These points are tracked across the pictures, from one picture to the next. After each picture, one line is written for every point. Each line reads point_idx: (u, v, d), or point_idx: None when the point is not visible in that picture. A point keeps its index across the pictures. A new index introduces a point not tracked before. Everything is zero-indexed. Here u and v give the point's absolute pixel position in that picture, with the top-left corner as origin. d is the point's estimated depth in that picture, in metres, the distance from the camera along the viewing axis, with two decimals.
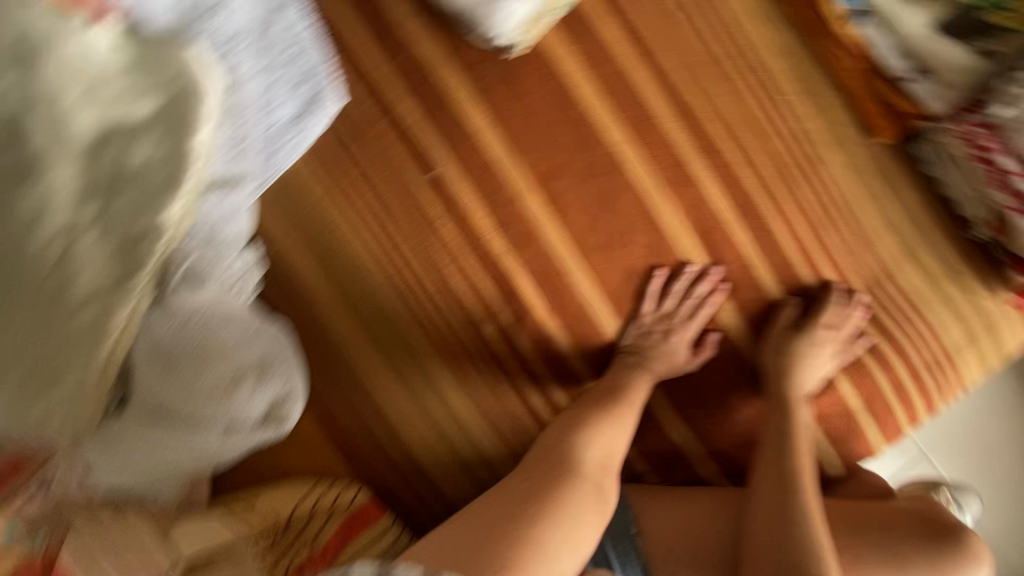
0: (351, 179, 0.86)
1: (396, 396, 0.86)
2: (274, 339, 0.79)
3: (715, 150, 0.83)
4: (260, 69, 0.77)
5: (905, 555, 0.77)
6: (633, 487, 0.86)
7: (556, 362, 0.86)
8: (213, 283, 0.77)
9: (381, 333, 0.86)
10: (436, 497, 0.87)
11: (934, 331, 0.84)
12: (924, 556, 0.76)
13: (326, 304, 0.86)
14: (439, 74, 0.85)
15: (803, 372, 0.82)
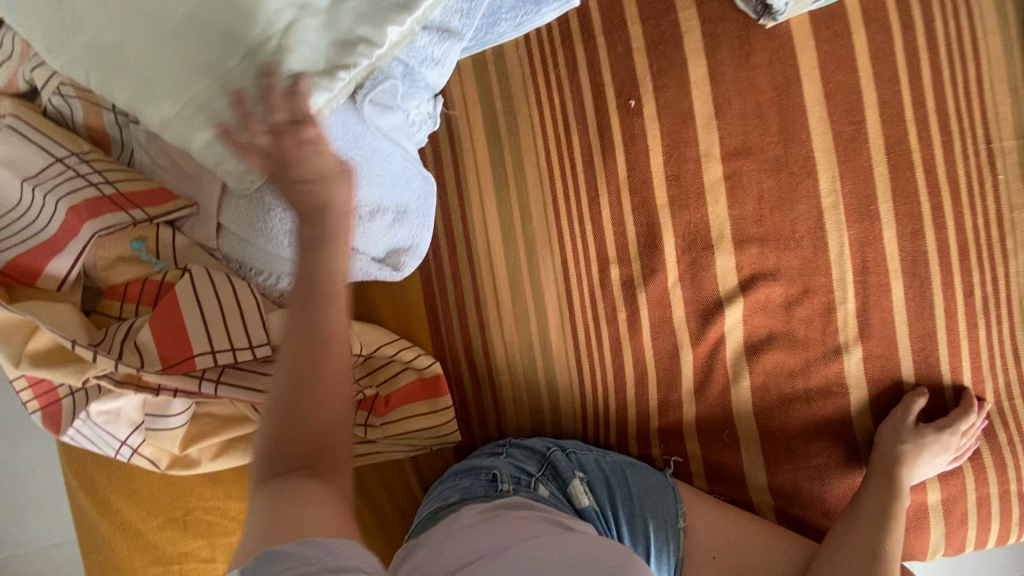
0: (549, 74, 0.83)
1: (499, 309, 0.85)
2: (423, 193, 0.80)
3: (910, 198, 0.81)
4: None
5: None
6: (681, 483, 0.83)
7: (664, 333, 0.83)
8: (395, 115, 0.75)
9: (511, 239, 0.84)
10: (495, 414, 0.88)
11: None
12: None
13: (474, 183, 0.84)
14: (681, 9, 0.81)
15: (920, 458, 0.77)
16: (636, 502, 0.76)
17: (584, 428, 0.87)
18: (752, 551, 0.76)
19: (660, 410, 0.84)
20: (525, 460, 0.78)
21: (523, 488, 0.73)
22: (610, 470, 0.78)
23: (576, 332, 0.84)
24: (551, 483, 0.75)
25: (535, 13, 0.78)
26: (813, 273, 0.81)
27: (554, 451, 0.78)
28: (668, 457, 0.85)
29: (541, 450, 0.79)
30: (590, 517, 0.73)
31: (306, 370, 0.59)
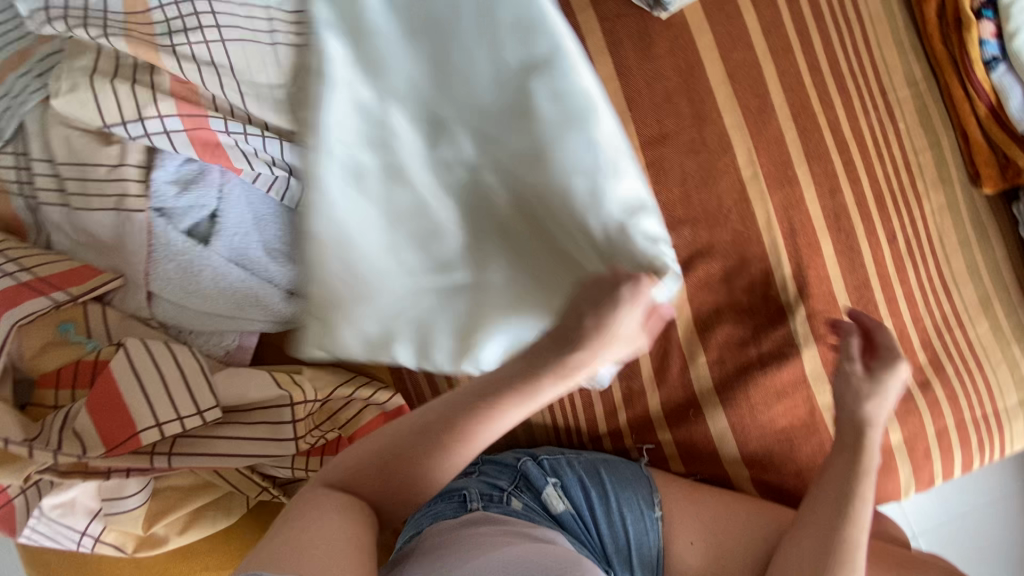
0: None
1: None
2: None
3: (822, 158, 0.85)
4: None
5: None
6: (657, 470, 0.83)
7: None
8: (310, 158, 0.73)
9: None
10: None
11: (991, 389, 0.84)
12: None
13: None
14: (578, 13, 0.84)
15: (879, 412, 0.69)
16: (611, 498, 0.77)
17: (556, 433, 0.87)
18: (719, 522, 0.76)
19: (626, 402, 0.85)
20: (498, 477, 0.78)
21: (498, 507, 0.73)
22: (584, 471, 0.79)
23: None
24: (525, 496, 0.76)
25: None
26: (746, 244, 0.83)
27: (527, 464, 0.78)
28: (640, 446, 0.86)
29: (515, 465, 0.79)
30: (564, 521, 0.74)
31: (418, 449, 0.60)
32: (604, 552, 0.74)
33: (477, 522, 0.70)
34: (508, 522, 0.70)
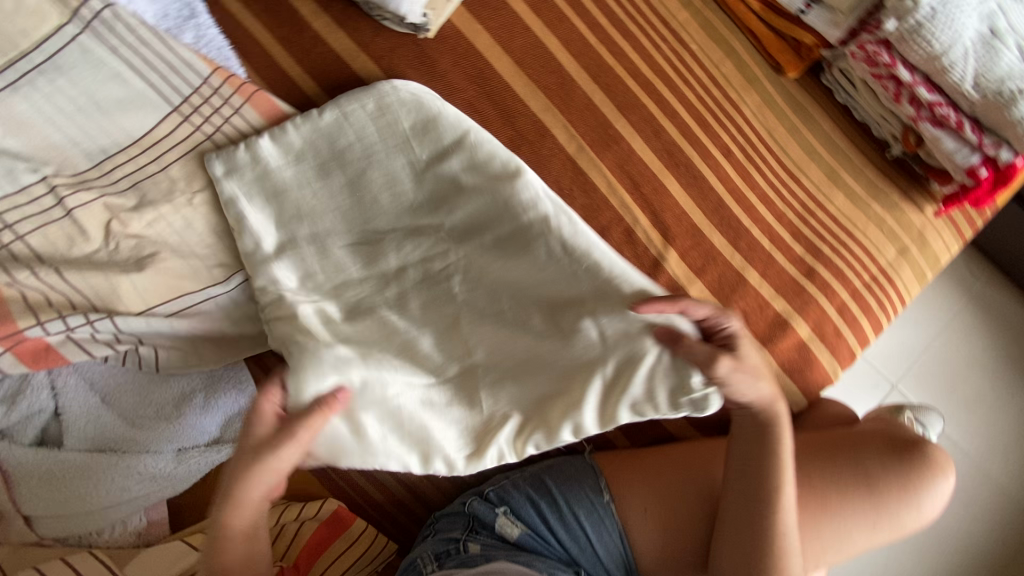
0: None
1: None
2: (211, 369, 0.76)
3: (635, 105, 0.85)
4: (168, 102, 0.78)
5: (874, 473, 0.72)
6: (604, 454, 0.81)
7: None
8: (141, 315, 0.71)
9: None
10: (412, 501, 0.82)
11: (869, 252, 0.87)
12: (891, 475, 0.72)
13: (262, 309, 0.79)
14: (353, 62, 0.83)
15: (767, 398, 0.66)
16: (563, 503, 0.77)
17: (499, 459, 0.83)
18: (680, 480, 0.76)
19: None
20: (451, 528, 0.77)
21: (456, 560, 0.73)
22: (530, 486, 0.78)
23: None
24: (482, 536, 0.76)
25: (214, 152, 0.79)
26: (598, 213, 0.83)
27: (473, 503, 0.77)
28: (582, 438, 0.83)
29: (462, 509, 0.78)
30: (525, 543, 0.76)
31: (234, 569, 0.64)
32: (568, 555, 0.76)
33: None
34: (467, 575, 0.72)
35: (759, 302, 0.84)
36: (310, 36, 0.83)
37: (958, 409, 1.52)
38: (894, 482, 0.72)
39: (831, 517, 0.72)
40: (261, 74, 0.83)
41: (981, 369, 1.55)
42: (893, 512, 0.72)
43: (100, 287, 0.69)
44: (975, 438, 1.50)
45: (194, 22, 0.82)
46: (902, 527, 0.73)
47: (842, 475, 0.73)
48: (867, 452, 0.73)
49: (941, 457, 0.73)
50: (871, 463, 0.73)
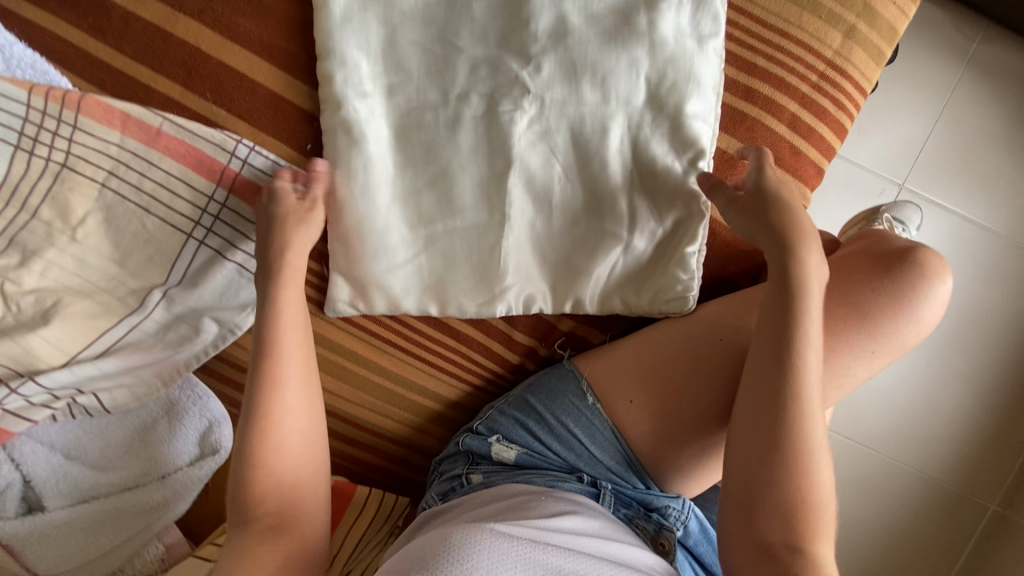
0: None
1: (332, 387, 0.82)
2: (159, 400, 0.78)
3: None
4: None
5: (865, 295, 0.66)
6: (583, 356, 0.79)
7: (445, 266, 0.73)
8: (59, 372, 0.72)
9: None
10: (412, 450, 0.86)
11: (811, 45, 0.74)
12: (888, 292, 0.66)
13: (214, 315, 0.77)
14: (175, 28, 0.72)
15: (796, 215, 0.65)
16: (548, 414, 0.76)
17: (480, 390, 0.83)
18: (664, 366, 0.72)
19: (509, 322, 0.78)
20: (453, 466, 0.81)
21: (460, 492, 0.77)
22: (516, 408, 0.78)
23: (410, 350, 0.80)
24: (482, 467, 0.78)
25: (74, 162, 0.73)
26: (502, 95, 0.69)
27: (465, 440, 0.80)
28: (554, 345, 0.80)
29: (459, 448, 0.81)
30: (525, 462, 0.77)
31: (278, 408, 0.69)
32: (569, 463, 0.76)
33: (445, 513, 0.74)
34: (469, 500, 0.74)
35: None
36: (118, 14, 0.72)
37: (959, 186, 1.50)
38: (887, 298, 0.66)
39: (832, 356, 0.67)
40: (88, 78, 0.74)
41: (987, 138, 1.50)
42: (892, 331, 0.66)
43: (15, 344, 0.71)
44: (983, 206, 1.49)
45: None
46: (905, 341, 0.67)
47: (835, 305, 0.67)
48: (854, 275, 0.67)
49: (932, 260, 0.67)
50: (861, 284, 0.66)
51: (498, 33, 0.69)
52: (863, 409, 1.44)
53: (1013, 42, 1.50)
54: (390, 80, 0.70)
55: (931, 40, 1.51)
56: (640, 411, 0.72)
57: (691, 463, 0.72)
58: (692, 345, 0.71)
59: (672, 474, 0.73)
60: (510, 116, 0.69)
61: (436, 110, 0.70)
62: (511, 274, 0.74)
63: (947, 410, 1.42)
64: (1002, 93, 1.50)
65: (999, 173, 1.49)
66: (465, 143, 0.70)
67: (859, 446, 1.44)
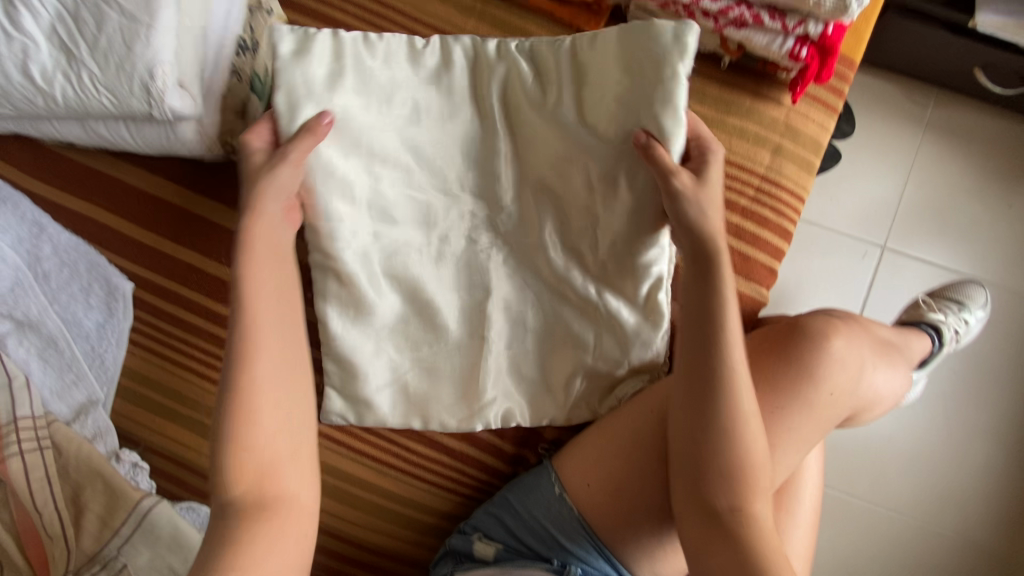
0: (174, 338, 0.86)
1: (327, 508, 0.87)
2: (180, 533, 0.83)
3: None
4: (50, 299, 0.86)
5: (781, 373, 0.71)
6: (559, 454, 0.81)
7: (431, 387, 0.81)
8: (90, 528, 0.76)
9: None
10: (407, 563, 0.88)
11: (744, 164, 0.84)
12: (800, 366, 0.71)
13: None
14: (194, 206, 0.85)
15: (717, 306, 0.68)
16: (523, 512, 0.79)
17: (471, 498, 0.88)
18: (617, 458, 0.75)
19: (495, 435, 0.84)
20: (442, 568, 0.84)
21: None
22: (496, 507, 0.82)
23: (397, 463, 0.85)
24: (466, 567, 0.81)
25: (114, 325, 0.86)
26: (475, 237, 0.80)
27: (451, 539, 0.83)
28: (536, 449, 0.86)
29: (447, 548, 0.84)
30: (503, 557, 0.80)
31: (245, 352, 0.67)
32: (542, 553, 0.79)
33: None
34: None
35: None
36: (147, 200, 0.86)
37: (940, 243, 1.55)
38: (793, 367, 0.71)
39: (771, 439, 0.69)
40: (121, 252, 0.86)
41: (958, 195, 1.57)
42: (809, 397, 0.71)
43: (83, 479, 0.78)
44: (966, 259, 1.54)
45: (46, 235, 0.85)
46: (822, 396, 0.72)
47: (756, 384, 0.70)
48: (759, 352, 0.72)
49: (816, 323, 0.74)
50: (770, 361, 0.71)
51: (468, 186, 0.80)
52: (892, 470, 1.36)
53: (966, 105, 1.60)
54: (376, 226, 0.78)
55: (887, 108, 1.61)
56: (603, 508, 0.76)
57: (657, 546, 0.75)
58: (634, 438, 0.75)
59: (644, 558, 0.76)
60: (488, 259, 0.80)
61: (419, 247, 0.80)
62: (491, 394, 0.81)
63: (980, 464, 1.35)
64: (963, 150, 1.59)
65: (973, 226, 1.56)
66: (444, 280, 0.80)
67: (894, 508, 1.35)
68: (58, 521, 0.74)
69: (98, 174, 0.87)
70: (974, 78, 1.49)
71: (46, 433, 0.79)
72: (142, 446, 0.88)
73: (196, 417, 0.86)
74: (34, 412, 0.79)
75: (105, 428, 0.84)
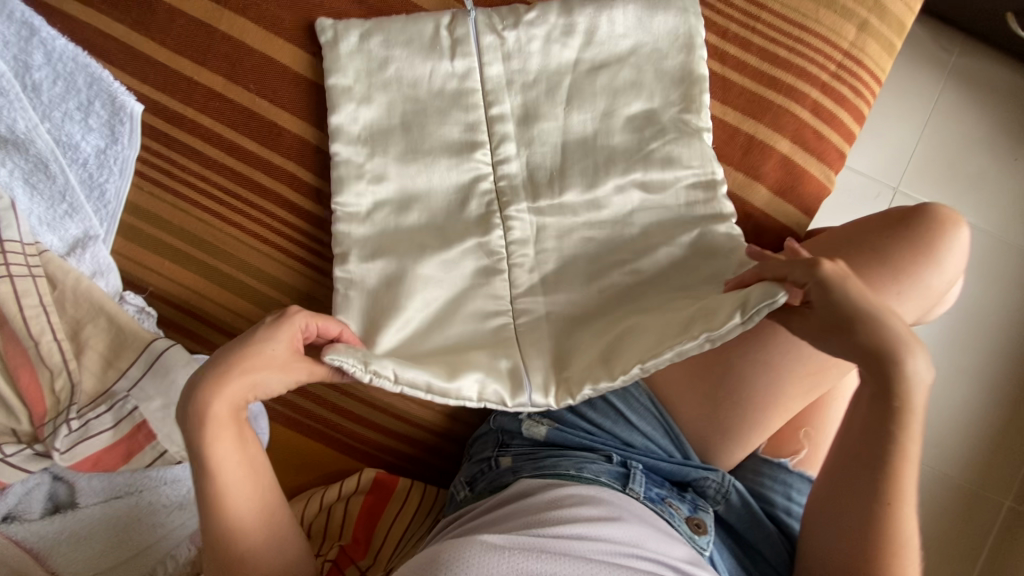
0: (188, 176, 0.75)
1: (366, 381, 0.80)
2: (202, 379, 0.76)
3: None
4: (41, 116, 0.73)
5: (885, 250, 0.68)
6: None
7: None
8: (93, 370, 0.66)
9: None
10: (446, 441, 0.84)
11: (827, 38, 0.79)
12: (911, 246, 0.68)
13: (251, 301, 0.78)
14: (220, 23, 0.74)
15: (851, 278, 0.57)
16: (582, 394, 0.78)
17: None
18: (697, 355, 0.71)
19: None
20: (483, 448, 0.80)
21: (489, 477, 0.76)
22: None
23: None
24: (513, 448, 0.78)
25: (118, 152, 0.74)
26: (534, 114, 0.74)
27: (497, 419, 0.80)
28: None
29: (490, 428, 0.81)
30: (555, 440, 0.77)
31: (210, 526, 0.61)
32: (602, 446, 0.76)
33: (471, 509, 0.74)
34: (497, 498, 0.73)
35: (728, 131, 0.78)
36: (163, 10, 0.74)
37: (955, 191, 1.56)
38: (910, 253, 0.68)
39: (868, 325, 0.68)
40: (130, 71, 0.74)
41: (976, 145, 1.58)
42: (924, 283, 0.68)
43: (84, 315, 0.67)
44: (982, 209, 1.55)
45: (38, 40, 0.72)
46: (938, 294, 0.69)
47: (859, 266, 0.68)
48: (868, 230, 0.69)
49: (943, 211, 0.69)
50: (883, 247, 0.68)
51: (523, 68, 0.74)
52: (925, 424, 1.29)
53: (993, 55, 1.60)
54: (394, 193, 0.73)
55: (914, 55, 1.60)
56: (682, 396, 0.73)
57: (733, 431, 0.72)
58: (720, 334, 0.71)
59: (711, 444, 0.74)
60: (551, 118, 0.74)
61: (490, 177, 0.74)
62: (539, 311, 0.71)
63: None
64: (986, 103, 1.59)
65: (990, 177, 1.57)
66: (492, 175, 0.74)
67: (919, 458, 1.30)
68: (58, 353, 0.65)
69: None
70: (1006, 24, 1.49)
71: (37, 262, 0.68)
72: (149, 293, 0.79)
73: (213, 266, 0.77)
74: (22, 240, 0.68)
75: (109, 267, 0.74)
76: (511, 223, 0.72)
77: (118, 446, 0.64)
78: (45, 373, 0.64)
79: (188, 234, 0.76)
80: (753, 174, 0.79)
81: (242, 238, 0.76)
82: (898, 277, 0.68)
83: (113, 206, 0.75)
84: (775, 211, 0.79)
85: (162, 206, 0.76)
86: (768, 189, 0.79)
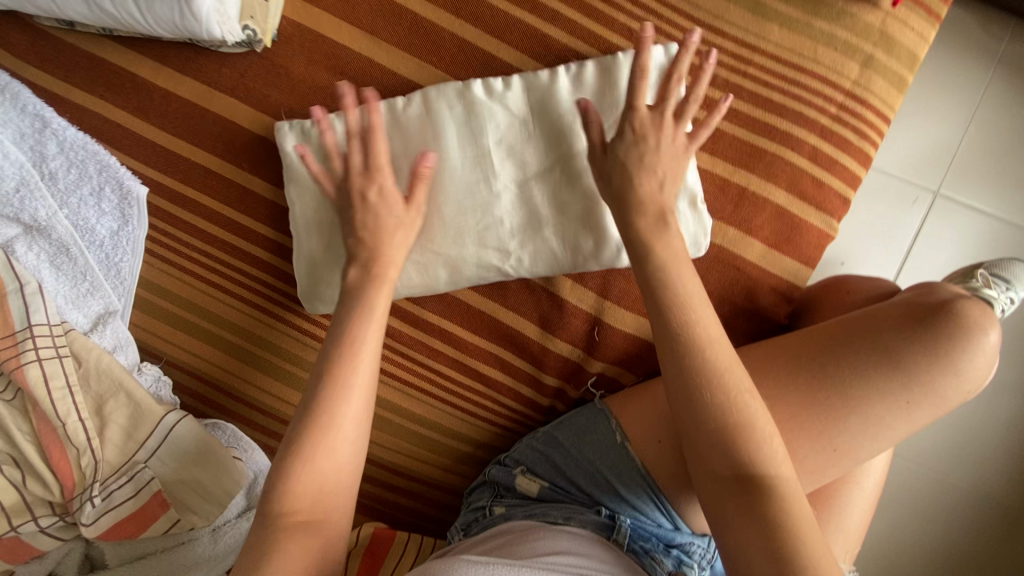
0: (194, 251, 0.80)
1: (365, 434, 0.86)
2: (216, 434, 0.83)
3: (514, 26, 0.72)
4: (58, 202, 0.79)
5: (894, 345, 0.61)
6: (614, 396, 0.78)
7: (479, 317, 0.79)
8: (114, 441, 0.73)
9: None
10: (446, 492, 0.88)
11: (828, 79, 0.74)
12: (924, 347, 0.60)
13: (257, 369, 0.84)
14: (211, 106, 0.76)
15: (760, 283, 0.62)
16: (576, 452, 0.76)
17: (510, 430, 0.85)
18: None
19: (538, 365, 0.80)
20: (480, 497, 0.83)
21: (482, 525, 0.78)
22: (544, 446, 0.79)
23: (447, 397, 0.83)
24: (507, 499, 0.79)
25: (128, 232, 0.80)
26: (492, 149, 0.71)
27: (492, 471, 0.82)
28: (586, 387, 0.81)
29: (486, 479, 0.83)
30: (547, 497, 0.77)
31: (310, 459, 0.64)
32: (592, 501, 0.74)
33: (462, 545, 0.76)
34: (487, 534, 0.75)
35: (719, 186, 0.76)
36: (159, 97, 0.76)
37: None
38: (929, 364, 0.61)
39: (859, 404, 0.62)
40: (133, 155, 0.78)
41: None
42: (946, 396, 0.61)
43: (105, 390, 0.74)
44: None
45: (50, 130, 0.77)
46: (946, 405, 0.62)
47: (859, 352, 0.62)
48: (884, 327, 0.62)
49: (973, 313, 0.61)
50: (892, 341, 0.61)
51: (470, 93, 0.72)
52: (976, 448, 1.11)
53: None
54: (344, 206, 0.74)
55: None
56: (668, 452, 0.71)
57: None
58: None
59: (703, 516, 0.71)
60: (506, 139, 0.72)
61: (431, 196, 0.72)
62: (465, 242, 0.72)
63: None
64: None
65: None
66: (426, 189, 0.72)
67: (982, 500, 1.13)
68: (83, 432, 0.71)
69: (98, 62, 0.76)
70: None
71: (63, 342, 0.74)
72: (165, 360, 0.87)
73: (222, 336, 0.83)
74: (50, 320, 0.74)
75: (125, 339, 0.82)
76: (439, 227, 0.72)
77: (137, 515, 0.72)
78: (72, 448, 0.71)
79: (199, 306, 0.82)
80: (745, 228, 0.76)
81: (246, 311, 0.82)
82: (905, 364, 0.61)
83: (128, 281, 0.82)
84: (768, 262, 0.77)
85: (174, 280, 0.82)
86: (761, 243, 0.77)
